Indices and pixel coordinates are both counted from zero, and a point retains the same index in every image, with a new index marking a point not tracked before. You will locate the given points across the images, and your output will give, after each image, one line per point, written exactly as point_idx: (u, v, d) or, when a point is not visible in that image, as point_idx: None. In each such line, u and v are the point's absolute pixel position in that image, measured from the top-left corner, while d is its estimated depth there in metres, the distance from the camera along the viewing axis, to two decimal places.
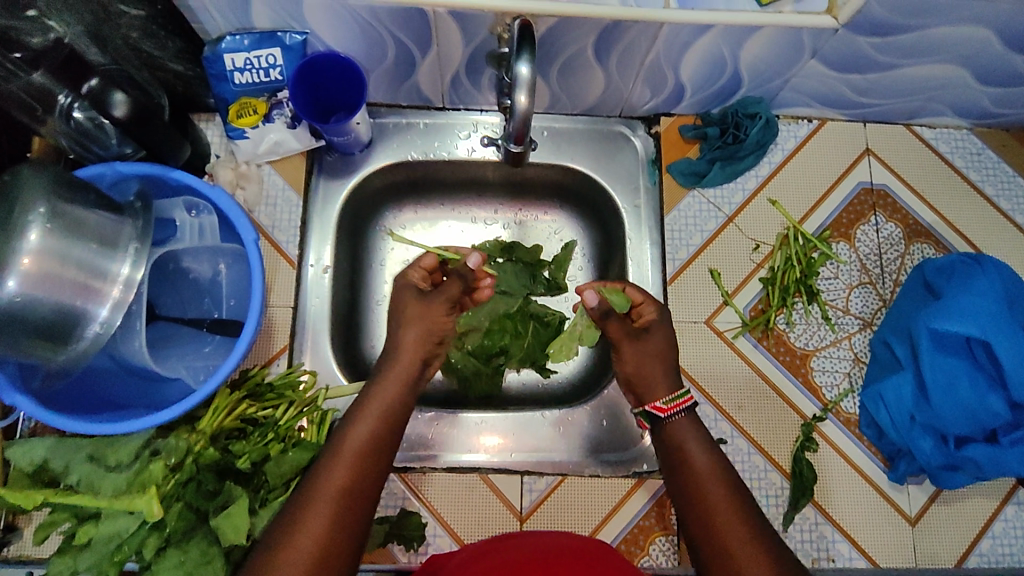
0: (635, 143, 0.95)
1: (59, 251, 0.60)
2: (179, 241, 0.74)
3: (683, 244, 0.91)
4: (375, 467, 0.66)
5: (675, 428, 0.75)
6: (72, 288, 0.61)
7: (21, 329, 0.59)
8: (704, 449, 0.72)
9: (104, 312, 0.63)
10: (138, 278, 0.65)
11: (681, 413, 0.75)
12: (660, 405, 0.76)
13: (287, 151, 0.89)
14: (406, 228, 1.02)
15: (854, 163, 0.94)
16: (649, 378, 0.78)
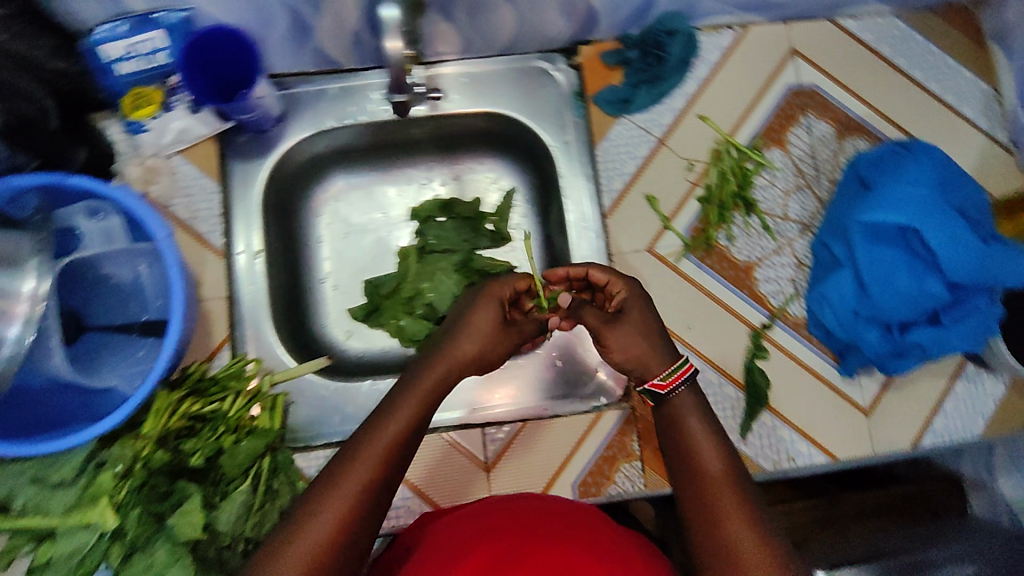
0: (558, 78, 0.91)
1: None
2: (87, 249, 0.71)
3: (616, 173, 0.89)
4: (397, 466, 0.59)
5: (678, 404, 0.68)
6: None
7: None
8: (704, 420, 0.67)
9: (15, 330, 0.61)
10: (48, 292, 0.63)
11: (682, 389, 0.69)
12: (660, 381, 0.69)
13: (195, 138, 0.85)
14: (339, 199, 1.00)
15: (781, 66, 0.92)
16: (642, 358, 0.72)
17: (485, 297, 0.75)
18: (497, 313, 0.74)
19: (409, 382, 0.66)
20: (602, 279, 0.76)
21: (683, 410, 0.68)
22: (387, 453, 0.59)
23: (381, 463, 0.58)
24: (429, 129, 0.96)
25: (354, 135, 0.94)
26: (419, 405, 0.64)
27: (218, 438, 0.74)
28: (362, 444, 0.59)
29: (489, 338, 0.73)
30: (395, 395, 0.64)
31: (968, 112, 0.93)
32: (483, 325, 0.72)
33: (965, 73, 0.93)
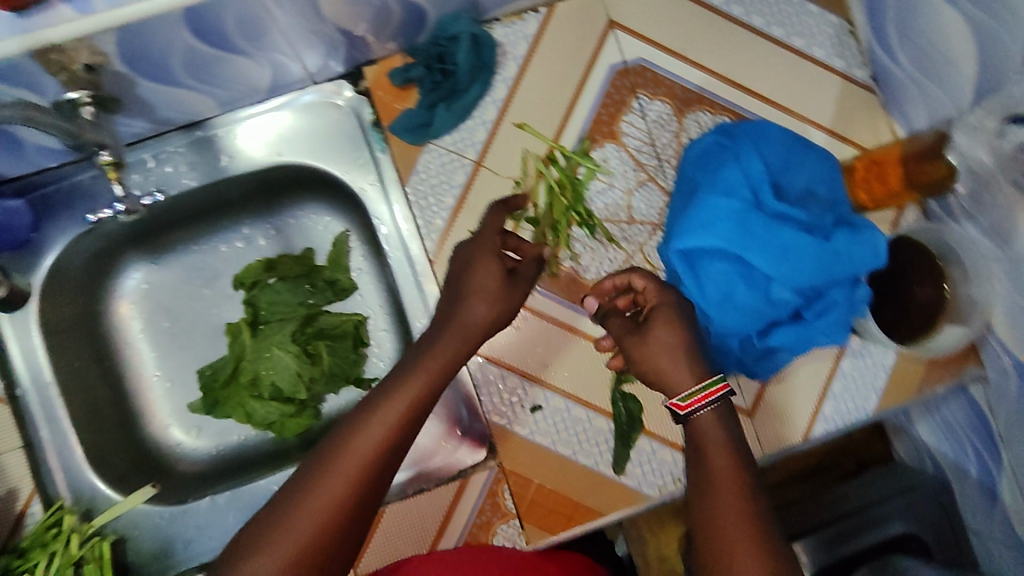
0: (344, 109, 0.78)
1: None
2: None
3: (434, 210, 0.78)
4: (377, 484, 0.54)
5: (697, 427, 0.57)
6: None
7: None
8: (731, 434, 0.57)
9: None
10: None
11: (705, 410, 0.57)
12: (677, 402, 0.58)
13: None
14: (151, 284, 0.88)
15: (599, 44, 0.79)
16: (662, 371, 0.60)
17: (488, 251, 0.67)
18: (500, 268, 0.66)
19: (422, 352, 0.62)
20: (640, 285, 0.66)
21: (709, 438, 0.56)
22: (370, 457, 0.54)
23: (363, 474, 0.53)
24: (224, 192, 0.83)
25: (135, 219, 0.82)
26: (414, 395, 0.58)
27: None
28: (336, 456, 0.54)
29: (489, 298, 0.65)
30: (375, 401, 0.58)
31: (821, 53, 0.82)
32: (487, 272, 0.66)
33: (812, 8, 0.82)
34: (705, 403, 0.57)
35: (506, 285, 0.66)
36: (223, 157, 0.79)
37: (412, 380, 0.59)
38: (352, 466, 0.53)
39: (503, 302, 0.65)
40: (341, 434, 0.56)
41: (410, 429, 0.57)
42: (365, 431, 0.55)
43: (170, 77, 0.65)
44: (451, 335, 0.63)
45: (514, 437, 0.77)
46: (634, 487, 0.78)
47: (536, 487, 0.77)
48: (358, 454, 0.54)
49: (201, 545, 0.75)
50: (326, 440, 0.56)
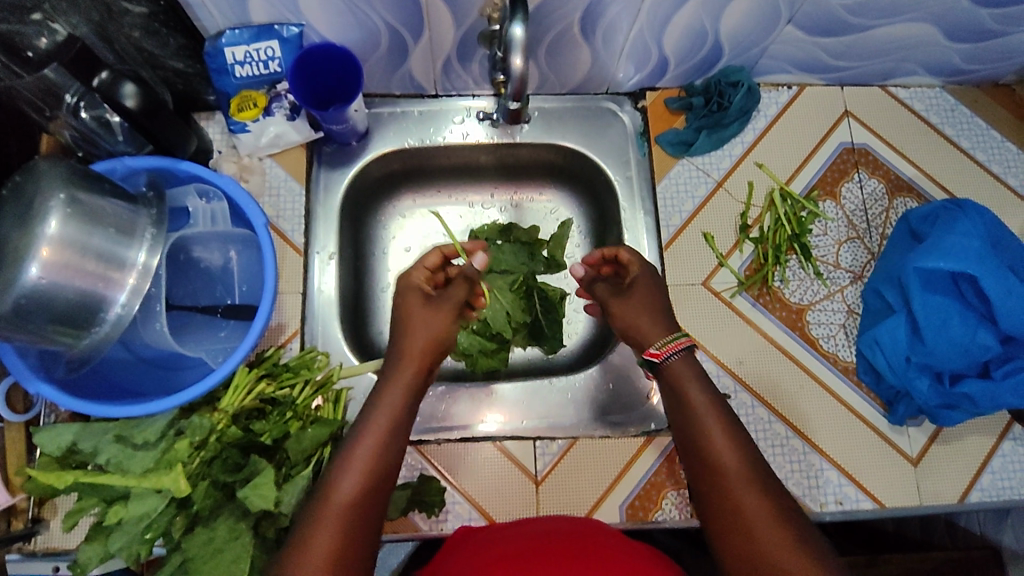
0: (624, 118, 0.98)
1: (78, 240, 0.62)
2: (193, 228, 0.76)
3: (676, 210, 0.94)
4: (363, 529, 0.60)
5: (674, 371, 0.70)
6: (91, 274, 0.63)
7: (41, 317, 0.61)
8: (720, 414, 0.66)
9: (122, 298, 0.65)
10: (153, 264, 0.67)
11: (677, 357, 0.71)
12: (654, 350, 0.71)
13: (287, 143, 0.91)
14: (407, 215, 1.05)
15: (834, 124, 0.98)
16: (640, 327, 0.75)
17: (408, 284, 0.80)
18: (423, 295, 0.79)
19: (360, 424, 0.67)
20: (628, 259, 0.79)
21: (683, 374, 0.69)
22: (344, 515, 0.60)
23: (343, 531, 0.59)
24: (500, 157, 1.02)
25: (426, 156, 1.00)
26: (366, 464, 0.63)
27: (285, 423, 0.75)
28: (317, 508, 0.61)
29: (442, 334, 0.76)
30: (341, 454, 0.65)
31: (1013, 182, 0.97)
32: (432, 318, 0.77)
33: (1009, 145, 0.99)
34: (673, 352, 0.71)
35: (433, 305, 0.78)
36: (519, 129, 0.99)
37: (347, 475, 0.63)
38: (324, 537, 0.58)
39: (437, 322, 0.77)
40: (309, 511, 0.61)
41: (375, 487, 0.63)
42: (334, 497, 0.61)
43: (559, 18, 0.81)
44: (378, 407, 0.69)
45: None
46: (799, 496, 0.83)
47: None
48: (332, 530, 0.59)
49: (423, 426, 0.86)
50: (309, 499, 0.62)
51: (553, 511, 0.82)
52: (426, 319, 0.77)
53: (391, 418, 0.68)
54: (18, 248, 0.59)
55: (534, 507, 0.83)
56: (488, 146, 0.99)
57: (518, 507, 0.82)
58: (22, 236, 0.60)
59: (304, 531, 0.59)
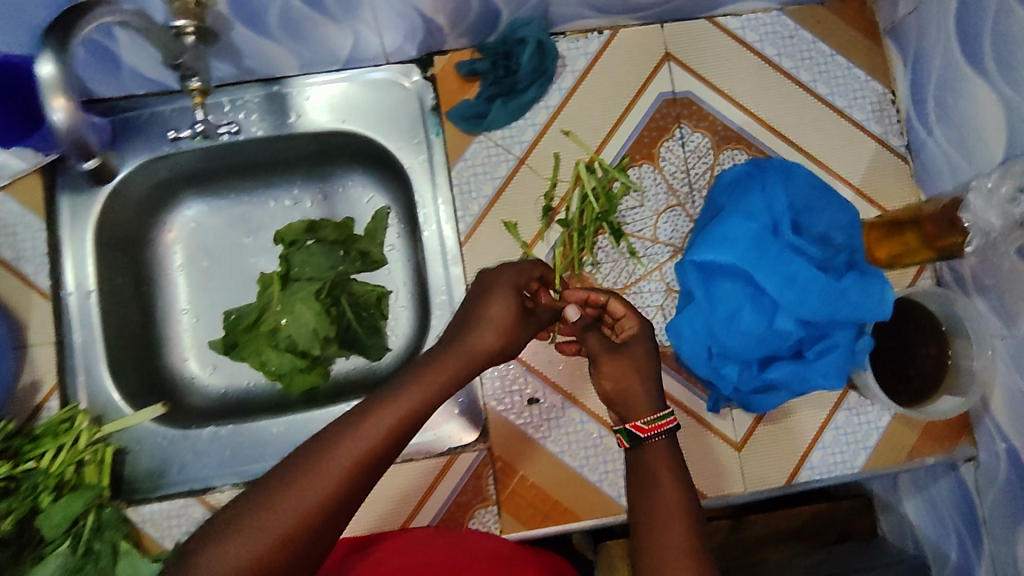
0: (410, 91, 0.85)
1: None
2: None
3: (472, 196, 0.83)
4: (356, 495, 0.52)
5: (653, 452, 0.67)
6: None
7: None
8: (677, 478, 0.63)
9: None
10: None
11: (659, 437, 0.67)
12: (640, 424, 0.68)
13: (14, 172, 0.80)
14: (198, 225, 0.94)
15: (654, 71, 0.84)
16: (630, 396, 0.72)
17: (504, 287, 0.68)
18: (516, 304, 0.68)
19: (401, 382, 0.58)
20: (619, 311, 0.73)
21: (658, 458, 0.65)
22: (349, 474, 0.52)
23: (339, 488, 0.51)
24: (284, 150, 0.90)
25: (199, 160, 0.89)
26: (337, 480, 0.51)
27: (33, 498, 0.71)
28: (322, 456, 0.52)
29: (491, 326, 0.66)
30: (377, 400, 0.56)
31: (860, 116, 0.85)
32: (500, 313, 0.66)
33: (858, 72, 0.85)
34: (659, 433, 0.67)
35: (519, 323, 0.68)
36: (292, 115, 0.86)
37: (371, 431, 0.54)
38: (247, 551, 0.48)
39: (507, 342, 0.67)
40: (258, 501, 0.50)
41: (385, 457, 0.54)
42: (280, 502, 0.50)
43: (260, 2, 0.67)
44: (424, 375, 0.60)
45: (507, 425, 0.79)
46: (614, 497, 0.79)
47: (519, 478, 0.78)
48: (321, 484, 0.51)
49: (213, 471, 0.79)
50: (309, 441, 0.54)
51: None
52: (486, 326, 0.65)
53: (429, 393, 0.59)
54: None
55: None
56: (260, 140, 0.87)
57: None
58: None
59: (235, 525, 0.49)
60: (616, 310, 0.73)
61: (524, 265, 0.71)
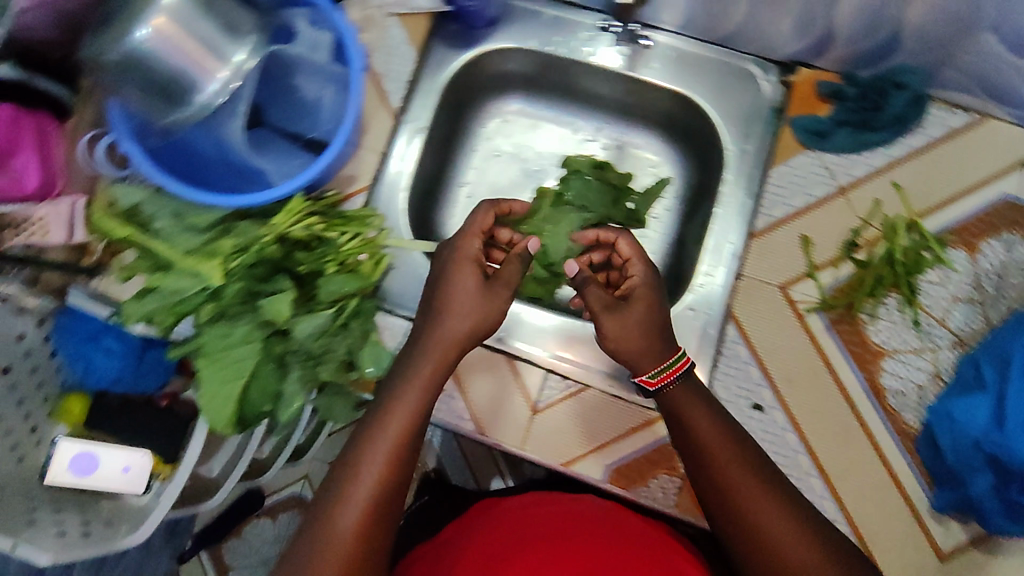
0: (763, 87, 0.88)
1: (188, 19, 0.65)
2: (297, 49, 0.75)
3: (782, 201, 0.85)
4: (408, 457, 0.66)
5: (676, 394, 0.72)
6: (191, 55, 0.66)
7: (141, 82, 0.67)
8: (715, 419, 0.71)
9: (212, 88, 0.68)
10: (248, 68, 0.70)
11: (677, 380, 0.73)
12: (647, 378, 0.73)
13: (415, 7, 0.91)
14: (508, 119, 1.03)
15: (1008, 170, 0.83)
16: (635, 350, 0.74)
17: (464, 259, 0.75)
18: (477, 280, 0.74)
19: (406, 369, 0.70)
20: (626, 252, 0.84)
21: (685, 402, 0.72)
22: (390, 452, 0.65)
23: (393, 461, 0.65)
24: (615, 89, 0.96)
25: (544, 65, 0.96)
26: (404, 429, 0.66)
27: (322, 262, 0.80)
28: (375, 429, 0.66)
29: (478, 286, 0.74)
30: (399, 380, 0.70)
31: None
32: (472, 291, 0.73)
33: None
34: (672, 379, 0.73)
35: (483, 295, 0.73)
36: (646, 63, 0.91)
37: (394, 413, 0.67)
38: (371, 482, 0.64)
39: (487, 307, 0.73)
40: (336, 469, 0.66)
41: (424, 418, 0.68)
42: (358, 471, 0.64)
43: None
44: (434, 345, 0.71)
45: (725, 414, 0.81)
46: None
47: None
48: (368, 483, 0.64)
49: None
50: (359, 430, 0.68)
51: (540, 444, 0.81)
52: (445, 277, 0.75)
53: (436, 367, 0.70)
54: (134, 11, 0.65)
55: (522, 432, 0.82)
56: (603, 72, 0.94)
57: (509, 426, 0.82)
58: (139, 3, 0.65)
59: (311, 536, 0.63)
60: (625, 250, 0.84)
61: (481, 223, 0.80)
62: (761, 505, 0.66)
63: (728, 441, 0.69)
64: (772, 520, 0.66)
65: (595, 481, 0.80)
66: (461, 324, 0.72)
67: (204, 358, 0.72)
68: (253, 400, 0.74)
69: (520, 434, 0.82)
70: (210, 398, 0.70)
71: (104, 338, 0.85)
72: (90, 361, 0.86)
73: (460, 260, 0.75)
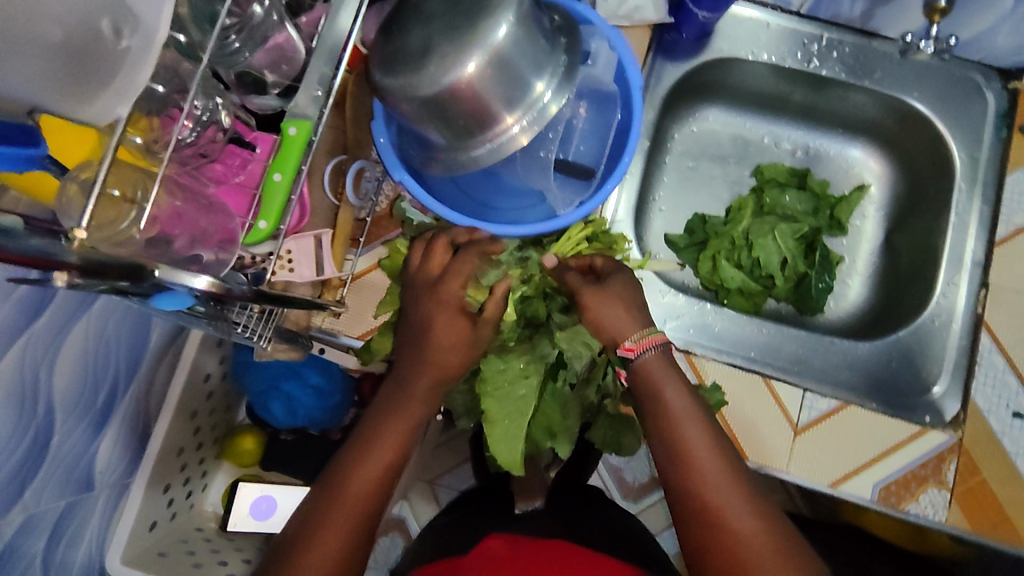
0: (989, 95, 0.88)
1: (506, 56, 0.60)
2: (591, 70, 0.72)
3: (1021, 208, 0.85)
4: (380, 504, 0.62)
5: (645, 374, 0.63)
6: (501, 95, 0.62)
7: (444, 117, 0.64)
8: (676, 390, 0.62)
9: (513, 126, 0.65)
10: (549, 110, 0.65)
11: (653, 352, 0.63)
12: (629, 345, 0.63)
13: (640, 20, 0.86)
14: (703, 131, 1.02)
15: None
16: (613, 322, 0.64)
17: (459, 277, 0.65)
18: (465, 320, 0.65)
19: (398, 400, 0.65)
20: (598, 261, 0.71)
21: (655, 385, 0.62)
22: (370, 493, 0.61)
23: (369, 501, 0.60)
24: (820, 101, 0.97)
25: (749, 76, 0.96)
26: (399, 443, 0.63)
27: None
28: (331, 497, 0.60)
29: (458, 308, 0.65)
30: (385, 420, 0.64)
31: None
32: (459, 329, 0.65)
33: None
34: (650, 350, 0.63)
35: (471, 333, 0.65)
36: (869, 73, 0.91)
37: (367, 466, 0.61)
38: (344, 526, 0.59)
39: (474, 338, 0.66)
40: (318, 496, 0.61)
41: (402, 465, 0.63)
42: (342, 496, 0.60)
43: None
44: (452, 344, 0.65)
45: (984, 425, 0.80)
46: None
47: (980, 480, 0.78)
48: (334, 543, 0.58)
49: (701, 337, 0.88)
50: (327, 476, 0.62)
51: (805, 463, 0.79)
52: (437, 300, 0.65)
53: (430, 389, 0.65)
54: (446, 35, 0.59)
55: (786, 453, 0.80)
56: (815, 79, 0.93)
57: (773, 448, 0.80)
58: (451, 28, 0.59)
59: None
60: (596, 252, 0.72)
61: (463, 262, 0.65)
62: (731, 519, 0.56)
63: (771, 538, 0.55)
64: (741, 527, 0.56)
65: (864, 501, 0.79)
66: (454, 358, 0.65)
67: (487, 398, 0.70)
68: (533, 432, 0.73)
69: (784, 455, 0.80)
70: (498, 436, 0.70)
71: (314, 371, 0.94)
72: (288, 396, 0.94)
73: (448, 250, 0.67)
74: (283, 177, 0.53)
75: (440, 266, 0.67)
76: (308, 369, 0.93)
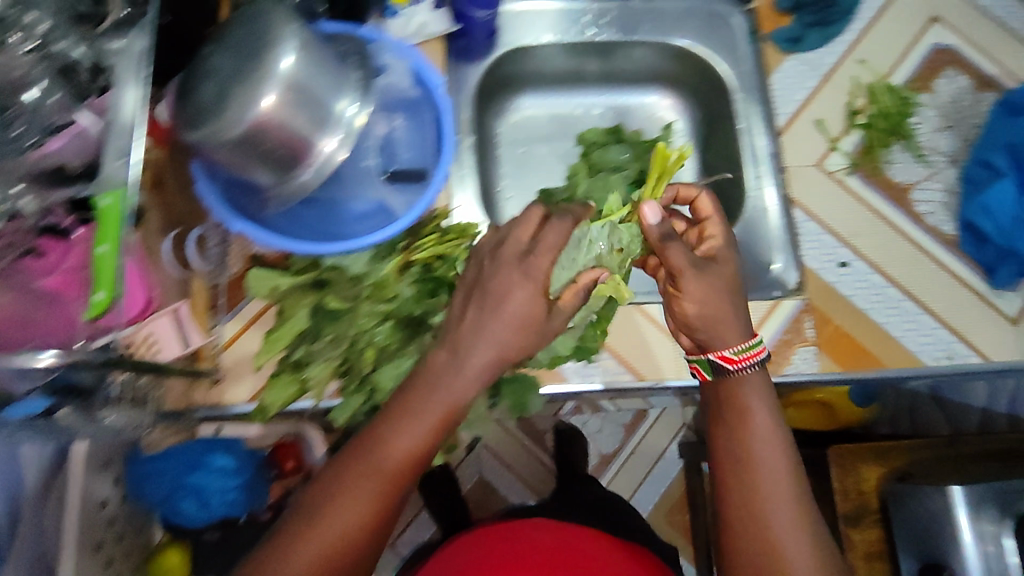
0: (733, 20, 1.05)
1: (300, 82, 0.64)
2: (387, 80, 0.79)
3: (788, 100, 1.01)
4: (399, 485, 0.62)
5: (740, 386, 0.73)
6: (305, 120, 0.66)
7: (258, 153, 0.66)
8: (765, 411, 0.71)
9: (326, 145, 0.68)
10: (357, 121, 0.70)
11: (751, 366, 0.73)
12: (730, 355, 0.73)
13: (428, 35, 0.96)
14: (522, 116, 1.12)
15: (928, 26, 1.04)
16: (718, 321, 0.73)
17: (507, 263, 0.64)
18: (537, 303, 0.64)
19: (427, 383, 0.62)
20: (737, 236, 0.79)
21: (742, 413, 0.71)
22: (383, 473, 0.61)
23: (385, 480, 0.61)
24: (606, 65, 1.10)
25: (542, 59, 1.07)
26: (436, 421, 0.62)
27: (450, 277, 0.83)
28: (352, 468, 0.61)
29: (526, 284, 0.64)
30: (415, 403, 0.62)
31: None
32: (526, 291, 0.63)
33: None
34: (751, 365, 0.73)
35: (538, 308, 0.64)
36: (635, 28, 1.05)
37: (391, 450, 0.61)
38: (356, 509, 0.60)
39: (528, 320, 0.64)
40: (340, 464, 0.63)
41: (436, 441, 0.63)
42: (377, 466, 0.61)
43: None
44: (527, 309, 0.63)
45: (821, 281, 0.92)
46: (914, 352, 0.89)
47: (834, 326, 0.89)
48: (341, 517, 0.60)
49: None
50: (350, 448, 0.63)
51: (692, 364, 0.88)
52: (527, 275, 0.63)
53: (466, 384, 0.62)
54: (242, 76, 0.63)
55: (674, 361, 0.88)
56: (595, 45, 1.05)
57: (662, 360, 0.88)
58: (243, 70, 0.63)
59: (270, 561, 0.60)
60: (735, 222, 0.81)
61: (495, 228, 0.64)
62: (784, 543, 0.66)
63: (813, 546, 0.66)
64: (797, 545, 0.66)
65: None
66: (515, 327, 0.62)
67: None
68: None
69: (673, 363, 0.88)
70: None
71: (221, 452, 0.90)
72: (201, 488, 0.91)
73: (542, 219, 0.67)
74: (111, 247, 0.51)
75: (532, 235, 0.66)
76: (214, 453, 0.90)
